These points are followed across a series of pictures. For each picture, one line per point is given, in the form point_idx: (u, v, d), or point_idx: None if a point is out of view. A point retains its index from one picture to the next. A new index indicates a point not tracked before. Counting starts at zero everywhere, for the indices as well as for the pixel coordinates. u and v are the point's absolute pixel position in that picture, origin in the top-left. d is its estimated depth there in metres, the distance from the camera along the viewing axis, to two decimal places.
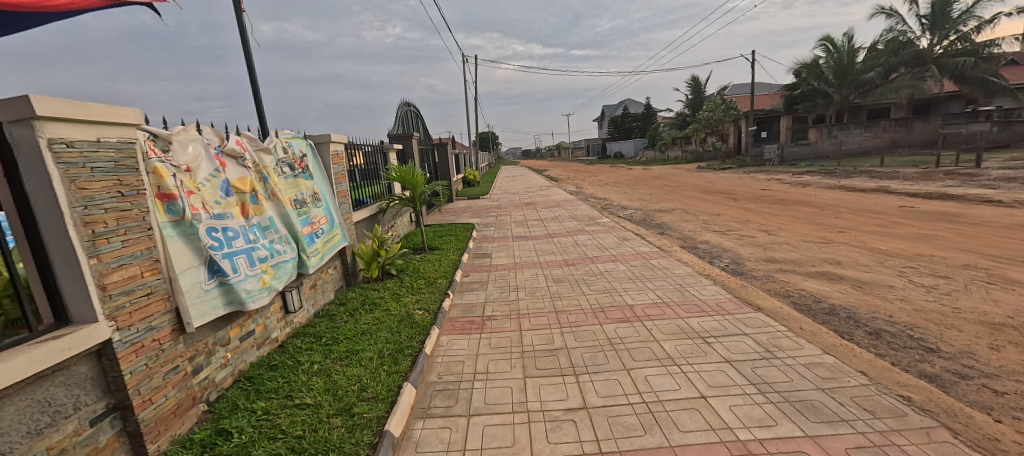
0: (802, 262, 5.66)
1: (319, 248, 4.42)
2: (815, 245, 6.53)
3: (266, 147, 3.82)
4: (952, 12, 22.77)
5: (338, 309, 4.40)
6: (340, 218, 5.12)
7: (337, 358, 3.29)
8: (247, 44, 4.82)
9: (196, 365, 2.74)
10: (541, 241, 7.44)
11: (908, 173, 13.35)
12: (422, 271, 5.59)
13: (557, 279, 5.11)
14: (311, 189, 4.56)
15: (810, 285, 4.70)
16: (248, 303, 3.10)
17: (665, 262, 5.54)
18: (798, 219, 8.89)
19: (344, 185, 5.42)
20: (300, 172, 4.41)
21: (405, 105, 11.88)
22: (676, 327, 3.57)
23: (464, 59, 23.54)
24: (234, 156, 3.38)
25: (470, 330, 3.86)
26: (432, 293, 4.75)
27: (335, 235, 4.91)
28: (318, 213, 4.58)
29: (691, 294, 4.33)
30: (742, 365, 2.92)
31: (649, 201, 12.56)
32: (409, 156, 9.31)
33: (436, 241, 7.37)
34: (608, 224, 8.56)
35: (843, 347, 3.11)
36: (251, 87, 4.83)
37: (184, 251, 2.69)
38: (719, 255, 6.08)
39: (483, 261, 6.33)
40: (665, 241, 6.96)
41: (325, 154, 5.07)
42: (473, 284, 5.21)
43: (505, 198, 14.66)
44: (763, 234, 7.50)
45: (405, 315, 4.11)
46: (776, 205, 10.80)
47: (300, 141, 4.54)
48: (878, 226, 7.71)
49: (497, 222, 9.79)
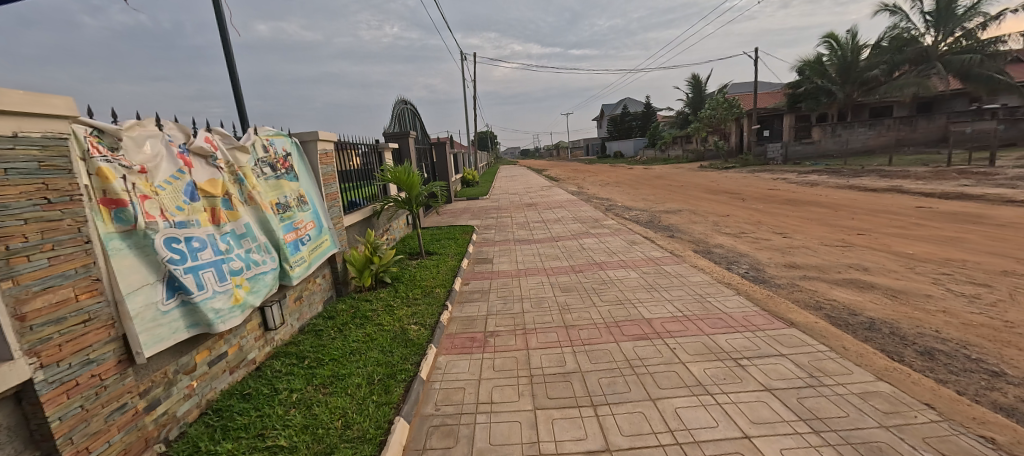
0: (827, 268, 5.27)
1: (305, 257, 4.02)
2: (836, 248, 6.15)
3: (243, 145, 3.41)
4: (957, 8, 22.47)
5: (325, 324, 4.00)
6: (329, 222, 4.72)
7: (320, 386, 2.89)
8: (226, 34, 4.42)
9: (151, 399, 2.35)
10: (545, 245, 7.05)
11: (920, 172, 12.99)
12: (418, 279, 5.19)
13: (565, 288, 4.71)
14: (296, 191, 4.16)
15: (841, 296, 4.32)
16: (217, 324, 2.70)
17: (680, 269, 5.15)
18: (812, 220, 8.51)
19: (335, 187, 5.02)
20: (284, 173, 4.01)
21: (402, 103, 11.48)
22: (703, 346, 3.18)
23: (462, 56, 23.04)
24: (202, 155, 2.98)
25: (472, 349, 3.47)
26: (429, 305, 4.34)
27: (323, 241, 4.51)
28: (304, 218, 4.18)
29: (714, 306, 3.94)
30: (786, 395, 2.53)
31: (654, 202, 12.17)
32: (406, 155, 8.90)
33: (434, 245, 6.97)
34: (614, 226, 8.16)
35: (898, 372, 2.72)
36: (231, 80, 4.43)
37: (136, 267, 2.29)
38: (736, 260, 5.70)
39: (483, 267, 5.92)
40: (676, 244, 6.57)
41: (313, 153, 4.61)
42: (473, 294, 4.80)
43: (505, 199, 14.29)
44: (779, 237, 7.12)
45: (399, 332, 3.71)
46: (787, 205, 10.43)
47: (284, 139, 4.15)
48: (898, 228, 7.33)
49: (498, 224, 9.40)
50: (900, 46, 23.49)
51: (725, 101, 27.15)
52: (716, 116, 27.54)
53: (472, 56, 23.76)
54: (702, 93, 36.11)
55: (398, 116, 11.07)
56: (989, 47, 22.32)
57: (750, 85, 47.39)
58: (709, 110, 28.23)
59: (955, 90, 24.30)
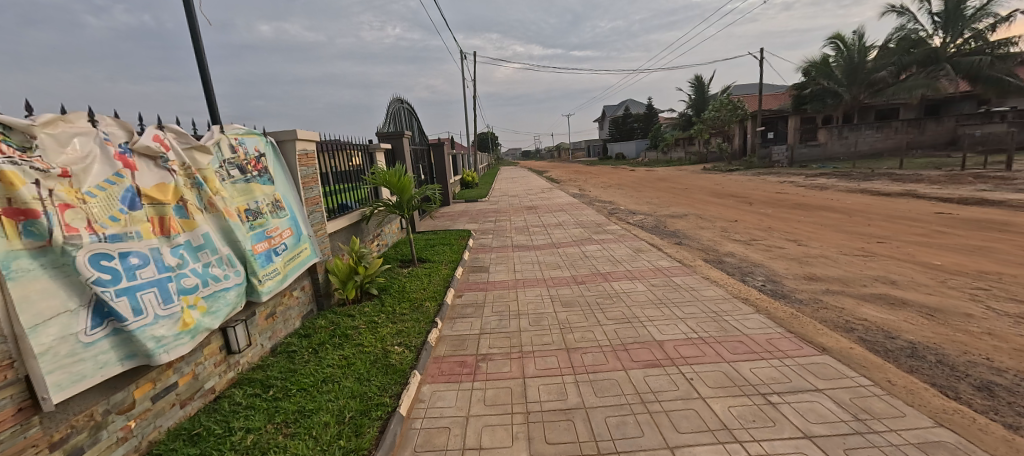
0: (851, 281, 4.86)
1: (280, 269, 3.63)
2: (857, 258, 5.75)
3: (202, 146, 3.01)
4: (966, 9, 22.07)
5: (300, 343, 3.61)
6: (309, 229, 4.31)
7: (281, 426, 2.48)
8: (195, 25, 4.04)
9: (71, 449, 1.97)
10: (545, 252, 6.65)
11: (933, 176, 12.57)
12: (407, 291, 4.80)
13: (566, 303, 4.30)
14: (270, 196, 3.76)
15: (873, 315, 3.91)
16: (158, 354, 2.29)
17: (691, 281, 4.74)
18: (827, 226, 8.11)
19: (317, 190, 4.63)
20: (256, 176, 3.62)
21: (398, 102, 11.07)
22: (724, 377, 2.77)
23: (460, 56, 22.62)
24: (149, 156, 2.59)
25: (461, 376, 3.06)
26: (416, 321, 3.94)
27: (302, 250, 4.12)
28: (279, 225, 3.79)
29: (732, 326, 3.53)
30: (830, 445, 2.14)
31: (658, 205, 11.77)
32: (399, 156, 8.50)
33: (427, 252, 6.56)
34: (619, 232, 7.76)
35: (958, 416, 2.33)
36: (202, 73, 4.04)
37: (51, 291, 1.90)
38: (750, 271, 5.29)
39: (479, 277, 5.53)
40: (685, 252, 6.16)
41: (291, 153, 4.21)
42: (466, 309, 4.39)
43: (505, 201, 13.87)
44: (793, 244, 6.72)
45: (380, 355, 3.31)
46: (798, 209, 10.01)
47: (258, 138, 3.77)
48: (920, 236, 6.92)
49: (496, 228, 9.00)
50: (908, 47, 23.11)
51: (729, 103, 26.69)
52: (721, 118, 27.08)
53: (472, 56, 23.37)
54: (705, 94, 35.68)
55: (393, 115, 10.69)
56: (999, 48, 21.90)
57: (755, 86, 46.94)
58: (713, 111, 27.78)
59: (963, 93, 23.90)
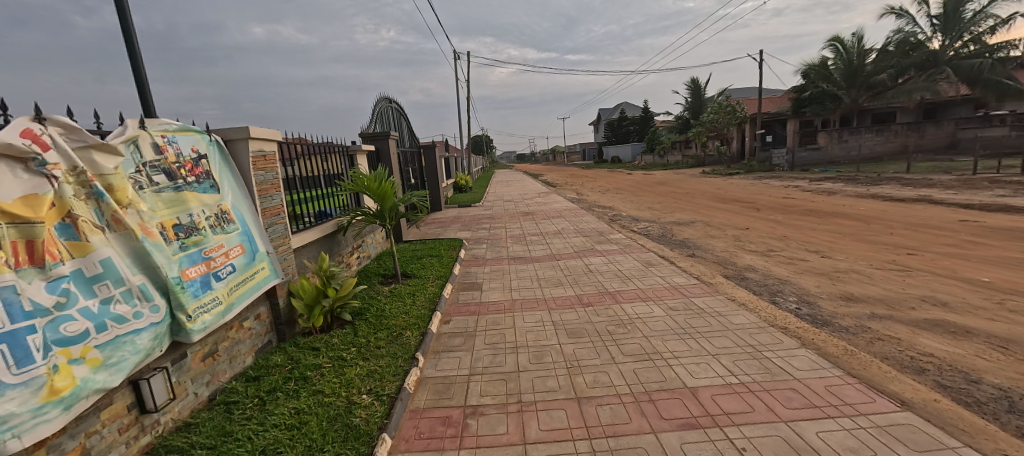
0: (895, 303, 4.23)
1: (223, 298, 2.93)
2: (892, 273, 5.16)
3: (104, 144, 2.32)
4: (965, 12, 21.79)
5: (244, 390, 2.91)
6: (269, 245, 3.60)
7: None
8: (124, 2, 3.34)
9: None
10: (544, 265, 6.00)
11: (945, 181, 12.09)
12: (385, 317, 4.10)
13: (572, 333, 3.63)
14: (213, 206, 3.07)
15: (938, 348, 3.28)
16: (4, 441, 1.64)
17: (715, 304, 4.10)
18: (846, 235, 7.52)
19: (279, 199, 3.91)
20: (192, 182, 2.93)
21: (385, 101, 10.38)
22: (787, 447, 2.12)
23: (456, 55, 22.11)
24: (16, 158, 1.91)
25: (441, 442, 2.37)
26: (392, 359, 3.24)
27: (259, 270, 3.41)
28: (225, 241, 3.09)
29: (778, 367, 2.89)
30: None
31: (661, 211, 11.18)
32: (384, 159, 7.82)
33: (412, 266, 5.89)
34: (624, 242, 7.11)
35: None
36: (133, 58, 3.36)
37: None
38: (778, 289, 4.67)
39: (470, 295, 4.87)
40: (700, 266, 5.53)
41: (242, 154, 3.51)
42: (454, 339, 3.70)
43: (500, 206, 13.22)
44: (817, 256, 6.12)
45: (343, 410, 2.61)
46: (810, 216, 9.45)
47: (197, 136, 3.08)
48: (953, 247, 6.34)
49: (491, 236, 8.34)
50: (907, 50, 22.66)
51: (727, 105, 26.24)
52: (719, 121, 26.60)
53: (467, 55, 22.74)
54: (702, 97, 35.35)
55: (381, 114, 10.01)
56: (998, 52, 21.63)
57: (753, 90, 46.59)
58: (711, 114, 27.33)
59: (962, 96, 23.59)
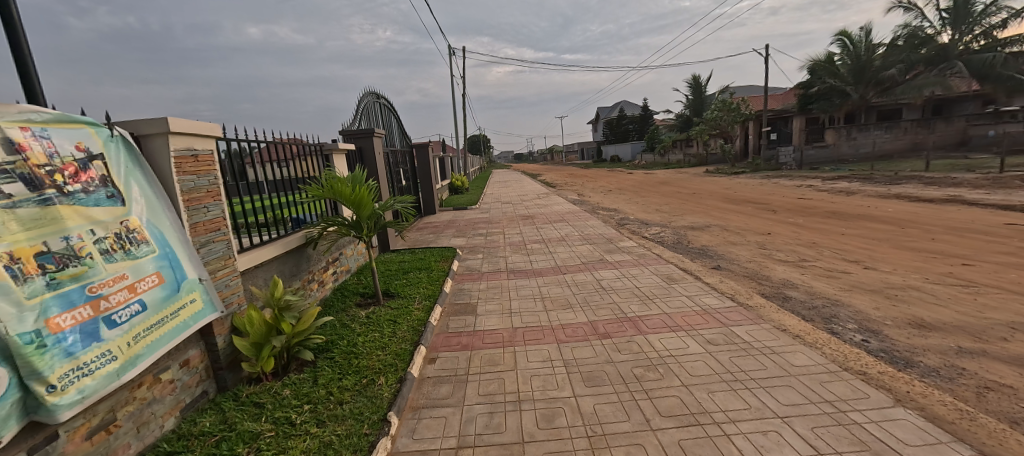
0: (980, 333, 3.46)
1: (119, 351, 2.15)
2: (957, 290, 4.41)
3: None
4: (976, 5, 21.08)
5: None
6: (201, 270, 2.82)
7: None
8: None
9: None
10: (548, 280, 5.22)
11: (969, 180, 11.37)
12: (357, 354, 3.31)
13: (590, 379, 2.86)
14: (110, 225, 2.29)
15: None
16: None
17: (764, 336, 3.32)
18: (883, 241, 6.77)
19: (217, 209, 3.12)
20: (74, 193, 2.16)
21: (371, 96, 9.54)
22: None
23: (451, 52, 21.30)
24: None
25: None
26: (356, 423, 2.45)
27: (186, 304, 2.63)
28: (128, 271, 2.32)
29: (879, 441, 2.12)
30: None
31: (670, 214, 10.42)
32: (367, 159, 7.00)
33: (397, 282, 5.10)
34: (636, 251, 6.33)
35: None
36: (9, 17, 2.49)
37: None
38: (831, 313, 3.89)
39: (462, 321, 4.10)
40: (731, 282, 4.76)
41: (162, 154, 2.72)
42: (439, 388, 2.91)
43: (497, 209, 12.43)
44: (859, 269, 5.35)
45: None
46: (835, 219, 8.67)
47: (87, 130, 2.31)
48: (1010, 256, 5.59)
49: (487, 244, 7.56)
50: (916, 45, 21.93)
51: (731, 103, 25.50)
52: (723, 119, 25.87)
53: (461, 52, 21.95)
54: (703, 95, 34.60)
55: (365, 110, 9.11)
56: (1009, 46, 20.92)
57: (753, 89, 46.02)
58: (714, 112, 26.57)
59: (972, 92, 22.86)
